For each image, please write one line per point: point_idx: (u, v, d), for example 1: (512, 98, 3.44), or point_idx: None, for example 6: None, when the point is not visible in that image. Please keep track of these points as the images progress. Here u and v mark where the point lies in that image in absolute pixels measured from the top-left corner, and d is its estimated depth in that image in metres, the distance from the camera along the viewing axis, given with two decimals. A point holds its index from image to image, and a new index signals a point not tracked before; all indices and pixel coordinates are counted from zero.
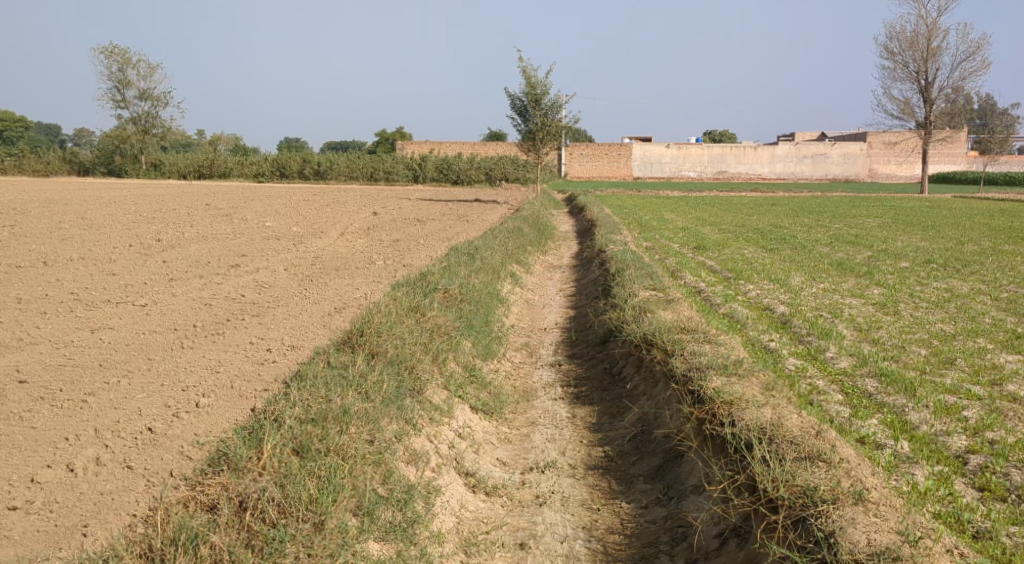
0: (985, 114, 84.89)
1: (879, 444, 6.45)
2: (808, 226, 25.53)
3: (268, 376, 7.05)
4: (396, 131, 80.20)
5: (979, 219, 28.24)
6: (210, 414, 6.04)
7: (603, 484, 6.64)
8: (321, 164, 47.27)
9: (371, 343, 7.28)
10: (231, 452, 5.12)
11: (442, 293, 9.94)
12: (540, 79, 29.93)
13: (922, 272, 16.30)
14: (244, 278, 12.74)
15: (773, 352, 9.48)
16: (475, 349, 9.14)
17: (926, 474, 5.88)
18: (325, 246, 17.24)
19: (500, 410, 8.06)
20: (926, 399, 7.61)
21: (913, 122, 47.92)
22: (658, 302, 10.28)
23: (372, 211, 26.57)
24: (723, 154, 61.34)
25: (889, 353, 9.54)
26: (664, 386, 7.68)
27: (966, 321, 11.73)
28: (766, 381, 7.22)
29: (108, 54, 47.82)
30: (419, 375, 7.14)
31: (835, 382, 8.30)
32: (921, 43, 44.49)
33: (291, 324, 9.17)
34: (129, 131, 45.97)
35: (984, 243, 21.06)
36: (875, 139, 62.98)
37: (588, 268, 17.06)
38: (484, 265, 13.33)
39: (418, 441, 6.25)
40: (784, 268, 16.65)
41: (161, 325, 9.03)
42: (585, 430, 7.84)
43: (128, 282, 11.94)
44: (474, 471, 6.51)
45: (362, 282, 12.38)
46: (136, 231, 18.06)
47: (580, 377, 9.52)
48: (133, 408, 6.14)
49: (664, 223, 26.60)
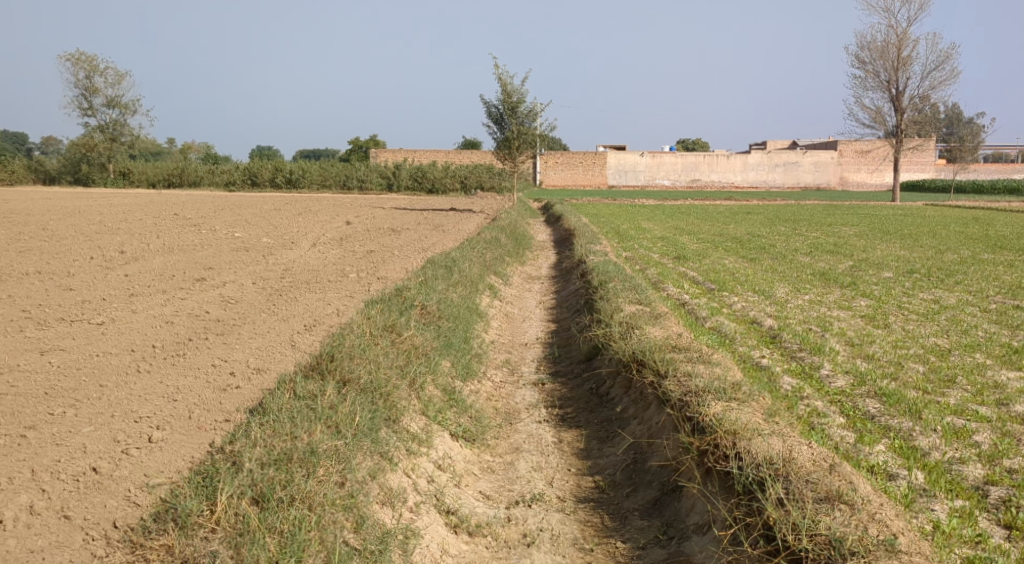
0: (951, 123, 86.07)
1: (891, 475, 6.02)
2: (786, 235, 25.18)
3: (230, 405, 6.47)
4: (369, 140, 79.14)
5: (953, 228, 28.12)
6: (163, 451, 5.46)
7: (595, 520, 6.11)
8: (293, 173, 46.44)
9: (343, 368, 6.72)
10: (180, 504, 4.57)
11: (418, 310, 9.41)
12: (516, 88, 29.61)
13: (907, 283, 15.95)
14: (210, 292, 12.12)
15: (766, 370, 9.01)
16: (454, 370, 8.62)
17: (948, 510, 5.50)
18: (297, 258, 16.62)
19: (481, 436, 7.52)
20: (933, 422, 7.18)
21: (885, 131, 48.02)
22: (645, 318, 9.77)
23: (345, 220, 26.05)
24: (697, 162, 61.40)
25: (887, 370, 9.12)
26: (658, 411, 7.20)
27: (960, 335, 11.33)
28: (767, 406, 6.74)
29: (74, 61, 46.95)
30: (395, 403, 6.61)
31: (835, 403, 7.84)
32: (892, 52, 44.62)
33: (256, 345, 8.58)
34: (96, 139, 44.84)
35: (964, 252, 20.78)
36: (847, 147, 63.33)
37: (567, 279, 16.58)
38: (462, 278, 12.83)
39: (395, 479, 5.72)
40: (768, 279, 16.30)
41: (117, 347, 8.40)
42: (573, 457, 7.33)
43: (85, 298, 11.28)
44: (456, 508, 5.97)
45: (333, 297, 11.81)
46: (99, 243, 17.32)
47: (565, 398, 8.99)
48: (77, 443, 5.52)
49: (642, 232, 26.21)
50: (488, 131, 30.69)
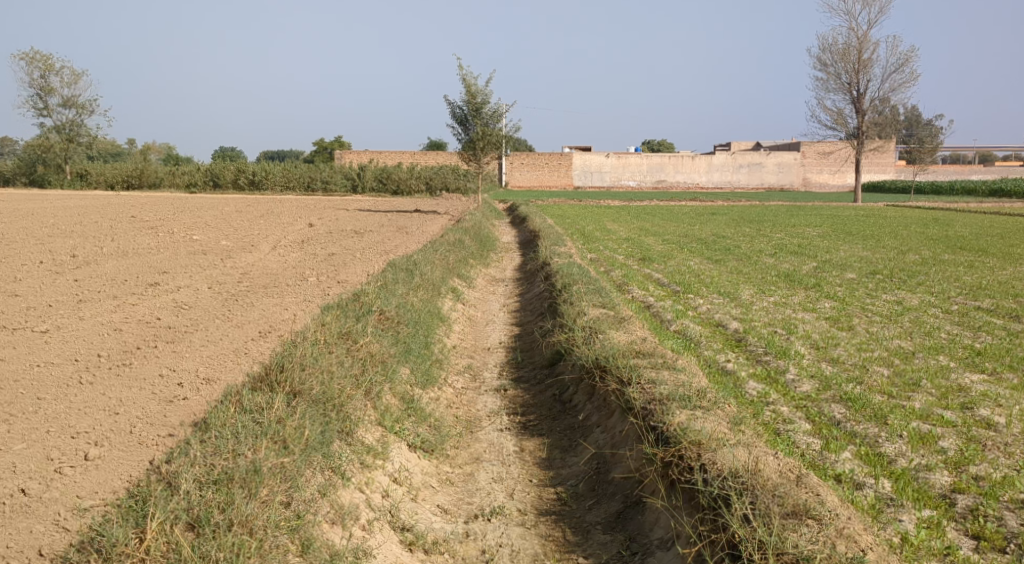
0: (911, 124, 87.30)
1: (858, 484, 5.89)
2: (751, 236, 25.19)
3: (175, 418, 6.17)
4: (334, 141, 78.39)
5: (914, 228, 28.38)
6: (99, 469, 5.16)
7: (556, 534, 5.90)
8: (256, 174, 45.77)
9: (293, 380, 6.43)
10: (107, 532, 4.30)
11: (376, 315, 9.14)
12: (480, 88, 29.39)
13: (871, 284, 15.96)
14: (162, 298, 11.74)
15: (732, 375, 8.87)
16: (414, 378, 8.37)
17: (916, 521, 5.39)
18: (255, 262, 16.22)
19: (440, 446, 7.29)
20: (899, 428, 7.08)
21: (846, 132, 48.48)
22: (609, 322, 9.59)
23: (308, 222, 25.61)
24: (662, 163, 61.67)
25: (852, 374, 9.02)
26: (622, 419, 7.01)
27: (923, 337, 11.31)
28: (732, 414, 6.57)
29: (29, 59, 45.88)
30: (348, 414, 6.36)
31: (801, 409, 7.72)
32: (852, 55, 45.09)
33: (207, 354, 8.25)
34: (51, 140, 43.90)
35: (925, 253, 20.92)
36: (809, 149, 63.91)
37: (532, 281, 16.39)
38: (424, 282, 12.57)
39: (347, 495, 5.48)
40: (733, 280, 16.24)
41: (60, 357, 8.03)
42: (534, 467, 7.12)
43: (31, 304, 10.84)
44: (411, 524, 5.73)
45: (291, 302, 11.47)
46: (50, 247, 16.76)
47: (527, 404, 8.79)
48: (6, 462, 5.21)
49: (608, 234, 26.08)
50: (452, 132, 30.41)
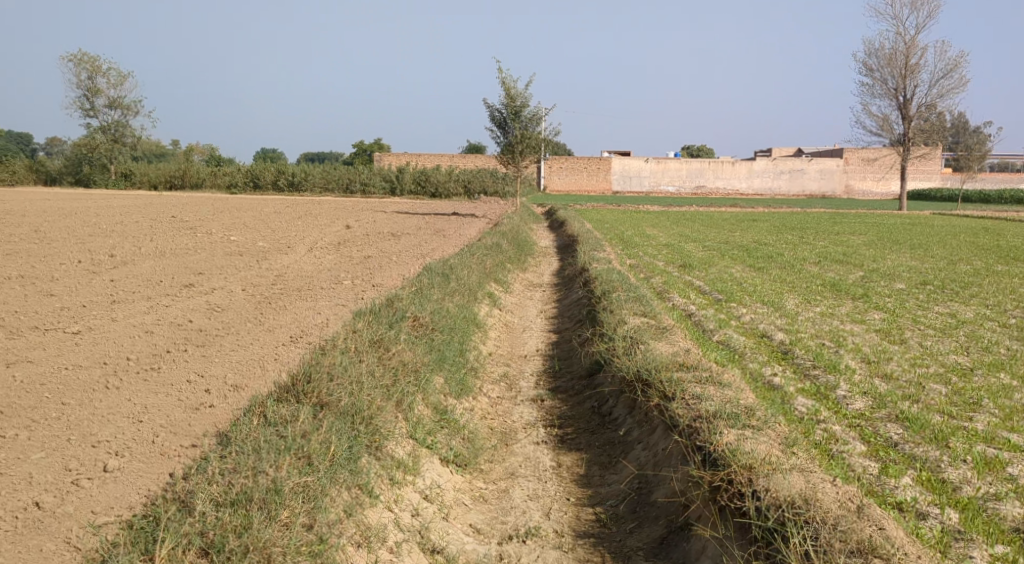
0: (958, 130, 85.26)
1: (922, 513, 5.49)
2: (793, 244, 24.57)
3: (200, 428, 5.95)
4: (373, 144, 78.58)
5: (963, 237, 27.50)
6: (117, 481, 4.97)
7: (595, 558, 5.58)
8: (295, 175, 46.06)
9: (321, 390, 6.20)
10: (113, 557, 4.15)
11: (410, 321, 8.88)
12: (520, 91, 29.09)
13: (920, 295, 15.37)
14: (196, 299, 11.61)
15: (779, 390, 8.44)
16: (447, 387, 8.08)
17: (988, 559, 5.01)
18: (291, 264, 16.08)
19: (474, 460, 6.98)
20: (962, 452, 6.62)
21: (891, 138, 47.41)
22: (651, 332, 9.21)
23: (345, 224, 25.49)
24: (702, 168, 60.94)
25: (907, 391, 8.54)
26: (665, 437, 6.65)
27: (980, 352, 10.78)
28: (784, 435, 6.18)
29: (77, 61, 46.63)
30: (378, 427, 6.10)
31: (855, 428, 7.28)
32: (899, 60, 44.10)
33: (236, 359, 8.05)
34: (98, 140, 44.54)
35: (977, 263, 20.22)
36: (853, 155, 62.67)
37: (569, 287, 16.04)
38: (460, 287, 12.29)
39: (374, 514, 5.23)
40: (777, 289, 15.74)
41: (88, 360, 7.87)
42: (572, 485, 6.79)
43: (65, 304, 10.73)
44: (443, 546, 5.42)
45: (325, 306, 11.25)
46: (90, 246, 16.79)
47: (565, 417, 8.44)
48: (22, 473, 5.03)
49: (647, 239, 25.61)
50: (491, 136, 30.13)
